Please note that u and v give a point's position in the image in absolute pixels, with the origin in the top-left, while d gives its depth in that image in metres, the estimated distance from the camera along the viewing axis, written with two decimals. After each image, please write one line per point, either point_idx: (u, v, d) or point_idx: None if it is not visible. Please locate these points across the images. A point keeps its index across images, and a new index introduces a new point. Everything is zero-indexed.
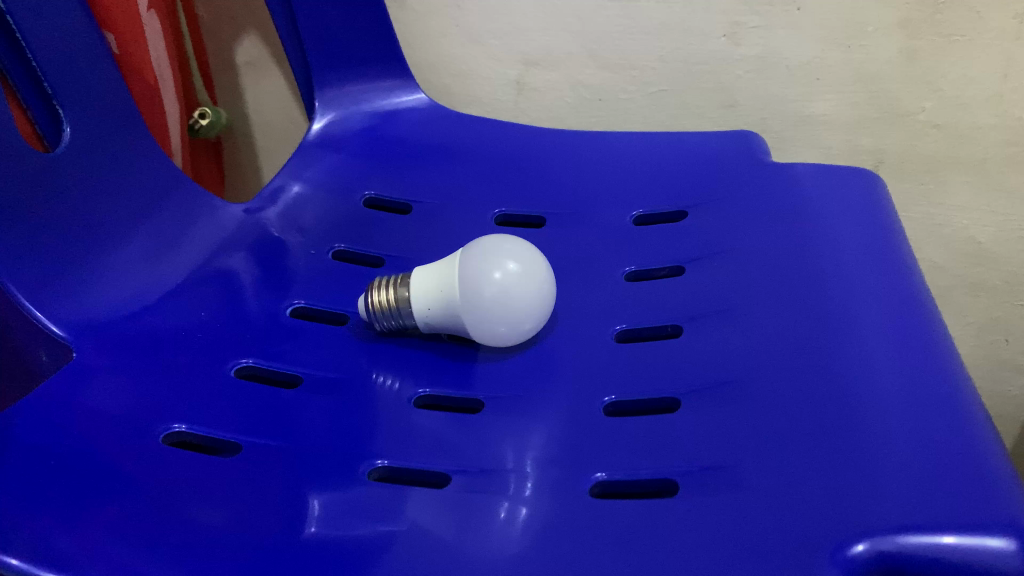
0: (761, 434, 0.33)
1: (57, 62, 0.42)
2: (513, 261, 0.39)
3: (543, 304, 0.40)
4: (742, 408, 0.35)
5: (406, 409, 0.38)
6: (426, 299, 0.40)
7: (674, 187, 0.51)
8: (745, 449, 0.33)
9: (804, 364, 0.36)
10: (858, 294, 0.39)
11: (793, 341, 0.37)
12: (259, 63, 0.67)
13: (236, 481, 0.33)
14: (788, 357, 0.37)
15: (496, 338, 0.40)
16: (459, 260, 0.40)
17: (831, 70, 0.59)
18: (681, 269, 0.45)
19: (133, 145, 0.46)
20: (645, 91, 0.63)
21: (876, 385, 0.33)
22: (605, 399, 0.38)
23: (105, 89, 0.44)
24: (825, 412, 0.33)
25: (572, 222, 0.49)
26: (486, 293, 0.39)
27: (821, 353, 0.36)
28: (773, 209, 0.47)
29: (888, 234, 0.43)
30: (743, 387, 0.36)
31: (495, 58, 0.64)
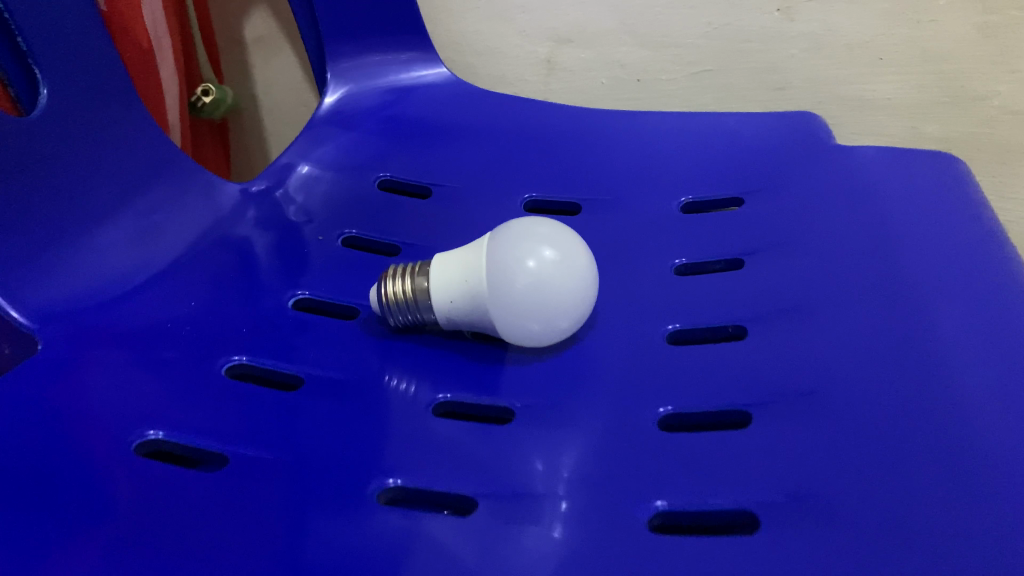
0: (853, 463, 0.28)
1: (32, 12, 0.36)
2: (551, 248, 0.34)
3: (583, 299, 0.34)
4: (825, 431, 0.29)
5: (424, 418, 0.33)
6: (448, 290, 0.35)
7: (726, 172, 0.46)
8: (835, 479, 0.27)
9: (897, 378, 0.30)
10: (956, 302, 0.33)
11: (882, 355, 0.32)
12: (269, 39, 0.63)
13: (223, 503, 0.28)
14: (877, 374, 0.31)
15: (526, 337, 0.35)
16: (486, 246, 0.35)
17: (896, 49, 0.54)
18: (739, 263, 0.40)
19: (121, 114, 0.41)
20: (687, 72, 0.58)
21: (989, 425, 0.28)
22: (660, 411, 0.32)
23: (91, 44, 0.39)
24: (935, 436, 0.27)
25: (612, 210, 0.44)
26: (519, 285, 0.33)
27: (918, 370, 0.30)
28: (842, 199, 0.41)
29: (983, 230, 0.37)
30: (823, 400, 0.30)
31: (523, 34, 0.58)
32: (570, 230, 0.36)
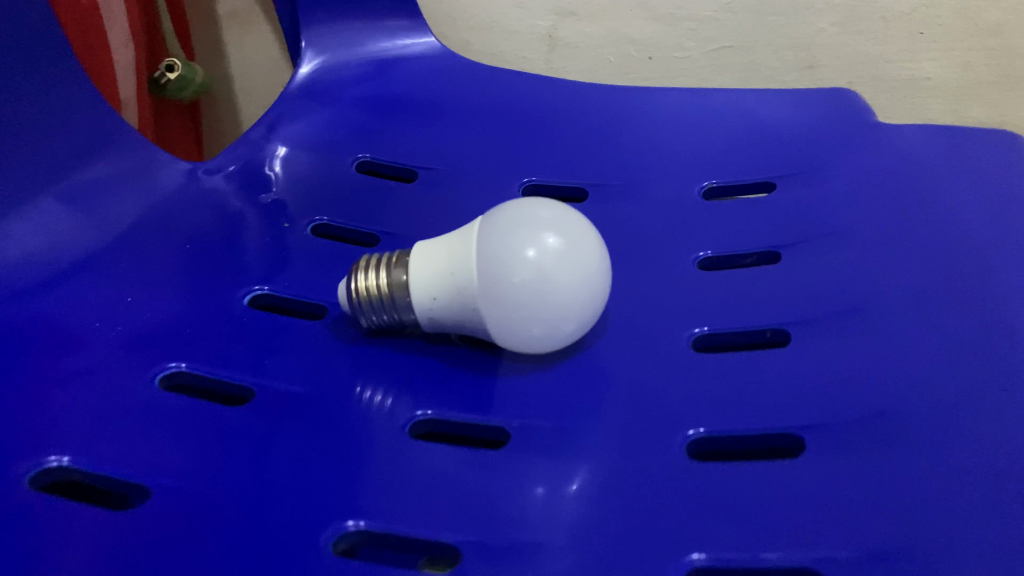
0: (937, 519, 0.22)
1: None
2: (558, 235, 0.28)
3: (593, 297, 0.29)
4: (893, 472, 0.24)
5: (401, 441, 0.27)
6: (431, 287, 0.29)
7: (755, 153, 0.40)
8: (911, 538, 0.22)
9: (983, 409, 0.25)
10: None
11: (958, 379, 0.26)
12: (244, 14, 0.57)
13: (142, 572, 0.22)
14: (955, 404, 0.25)
15: (523, 343, 0.29)
16: (476, 232, 0.29)
17: (939, 22, 0.48)
18: (774, 257, 0.34)
19: (59, 82, 0.34)
20: (705, 48, 0.52)
21: None
22: (689, 434, 0.26)
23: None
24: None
25: (625, 195, 0.38)
26: (517, 281, 0.28)
27: (1009, 398, 0.25)
28: (893, 184, 0.35)
29: None
30: (900, 425, 0.25)
31: (524, 6, 0.52)
32: (579, 215, 0.30)
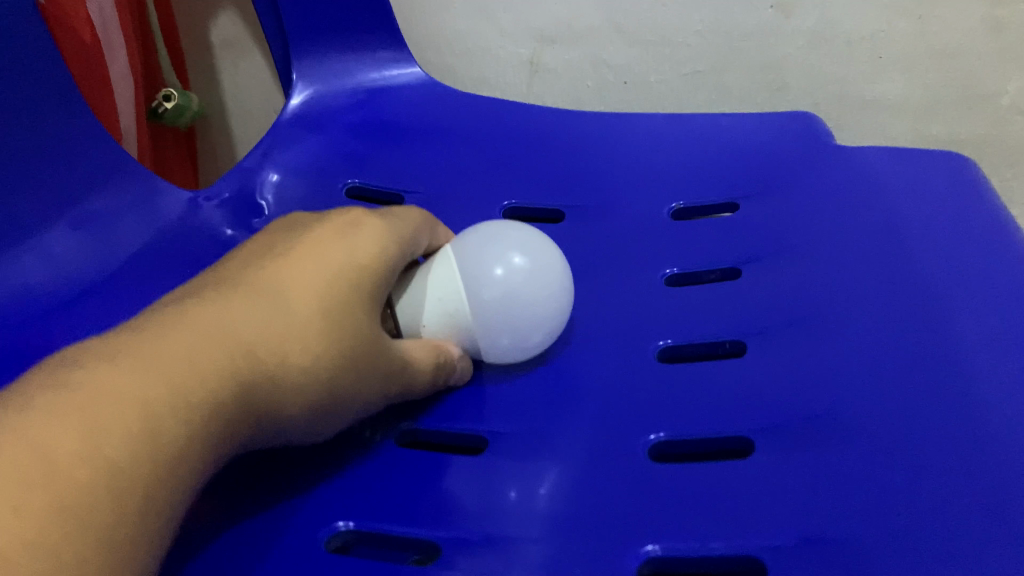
0: (868, 513, 0.25)
1: None
2: (524, 252, 0.31)
3: (560, 309, 0.31)
4: (829, 466, 0.26)
5: (387, 448, 0.29)
6: (412, 313, 0.31)
7: (721, 174, 0.42)
8: (843, 530, 0.25)
9: (919, 414, 0.27)
10: (981, 326, 0.29)
11: (896, 385, 0.28)
12: (237, 43, 0.59)
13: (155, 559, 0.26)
14: (891, 408, 0.28)
15: (495, 355, 0.31)
16: (449, 255, 0.31)
17: (898, 46, 0.50)
18: (736, 273, 0.37)
19: (63, 120, 0.37)
20: (678, 72, 0.55)
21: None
22: (651, 439, 0.29)
23: (17, 28, 0.34)
24: (967, 481, 0.25)
25: (598, 216, 0.41)
26: (488, 296, 0.30)
27: (943, 405, 0.27)
28: (846, 204, 0.38)
29: (1006, 237, 0.33)
30: (839, 432, 0.27)
31: (506, 34, 0.55)
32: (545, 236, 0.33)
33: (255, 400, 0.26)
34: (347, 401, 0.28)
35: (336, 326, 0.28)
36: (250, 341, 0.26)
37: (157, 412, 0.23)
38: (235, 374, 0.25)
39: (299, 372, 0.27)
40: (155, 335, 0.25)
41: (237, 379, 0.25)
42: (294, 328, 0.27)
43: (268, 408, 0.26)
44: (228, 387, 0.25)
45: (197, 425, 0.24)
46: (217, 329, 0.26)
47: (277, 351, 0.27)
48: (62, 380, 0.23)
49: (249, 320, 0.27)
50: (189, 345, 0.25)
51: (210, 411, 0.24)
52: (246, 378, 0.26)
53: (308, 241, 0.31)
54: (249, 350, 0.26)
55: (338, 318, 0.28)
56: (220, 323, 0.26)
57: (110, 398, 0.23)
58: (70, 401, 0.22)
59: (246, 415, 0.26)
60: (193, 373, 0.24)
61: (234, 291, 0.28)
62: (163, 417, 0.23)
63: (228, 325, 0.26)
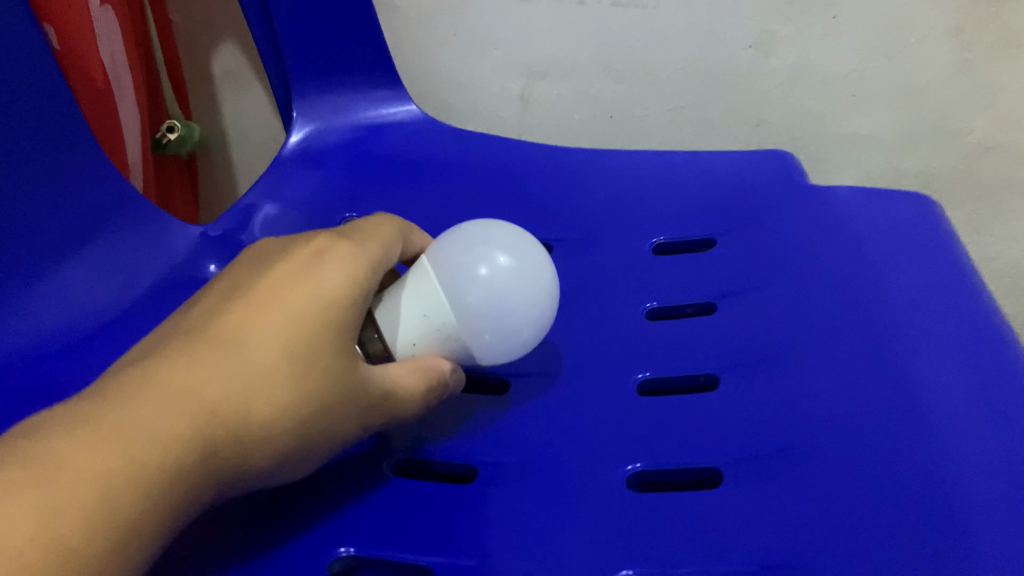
0: (825, 543, 0.27)
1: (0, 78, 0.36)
2: (501, 249, 0.32)
3: (545, 305, 0.32)
4: (789, 493, 0.29)
5: (384, 475, 0.32)
6: (411, 331, 0.33)
7: (700, 210, 0.45)
8: (801, 556, 0.27)
9: (878, 449, 0.29)
10: (941, 367, 0.32)
11: (857, 421, 0.31)
12: (238, 74, 0.61)
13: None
14: (853, 442, 0.30)
15: (488, 352, 0.33)
16: (431, 267, 0.32)
17: (871, 85, 0.53)
18: (711, 307, 0.39)
19: (76, 161, 0.39)
20: (662, 108, 0.57)
21: (984, 517, 0.27)
22: (629, 468, 0.31)
23: (37, 76, 0.37)
24: (927, 515, 0.27)
25: (584, 250, 0.43)
26: (475, 297, 0.31)
27: (901, 441, 0.29)
28: (818, 242, 0.40)
29: (965, 284, 0.36)
30: (801, 463, 0.30)
31: (498, 70, 0.57)
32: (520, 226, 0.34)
33: (220, 458, 0.27)
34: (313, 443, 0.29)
35: (298, 376, 0.29)
36: (213, 401, 0.27)
37: (118, 486, 0.24)
38: (200, 437, 0.27)
39: (264, 423, 0.28)
40: (116, 403, 0.26)
41: (200, 441, 0.26)
42: (257, 381, 0.28)
43: (235, 462, 0.28)
44: (190, 451, 0.26)
45: (160, 491, 0.25)
46: (179, 392, 0.27)
47: (241, 408, 0.28)
48: (21, 460, 0.24)
49: (213, 378, 0.28)
50: (151, 412, 0.26)
51: (174, 477, 0.26)
52: (209, 439, 0.27)
53: (273, 278, 0.31)
54: (212, 411, 0.27)
55: (302, 366, 0.29)
56: (184, 380, 0.27)
57: (71, 476, 0.24)
58: (30, 482, 0.23)
59: (212, 473, 0.27)
60: (155, 443, 0.25)
61: (196, 346, 0.29)
62: (124, 490, 0.24)
63: (190, 386, 0.27)
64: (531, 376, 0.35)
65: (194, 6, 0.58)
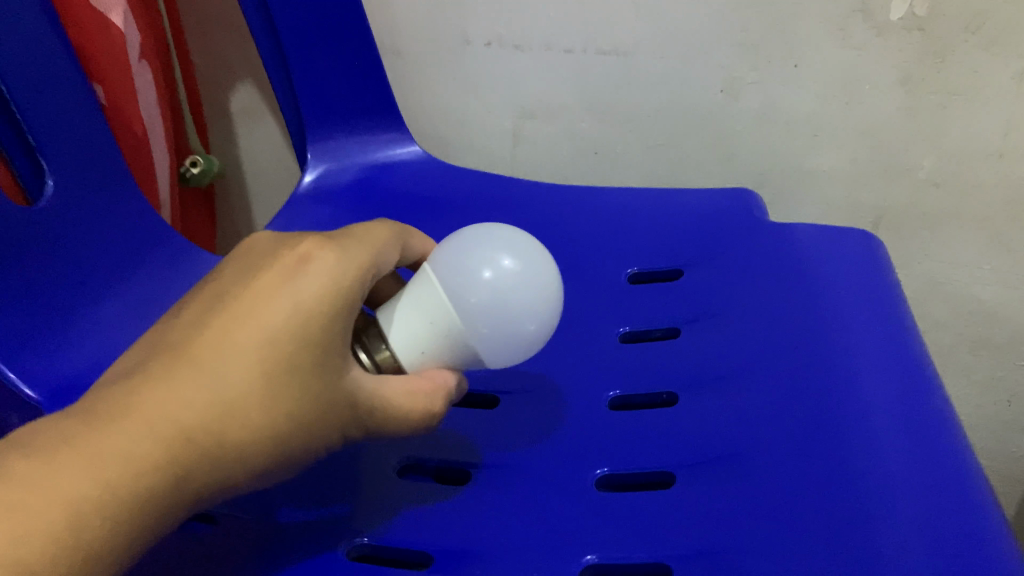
0: (760, 528, 0.32)
1: (52, 128, 0.42)
2: (502, 252, 0.33)
3: (546, 308, 0.33)
4: (732, 489, 0.34)
5: (389, 478, 0.37)
6: (418, 338, 0.33)
7: (671, 245, 0.50)
8: (738, 539, 0.32)
9: (809, 451, 0.35)
10: (869, 383, 0.37)
11: (794, 427, 0.36)
12: (254, 110, 0.67)
13: (198, 524, 0.35)
14: (789, 445, 0.35)
15: (491, 355, 0.33)
16: (434, 274, 0.33)
17: (830, 125, 0.58)
18: (676, 332, 0.44)
19: (110, 200, 0.45)
20: (641, 146, 0.63)
21: (896, 505, 0.32)
22: (598, 471, 0.36)
23: (76, 130, 0.43)
24: (847, 506, 0.32)
25: (566, 280, 0.48)
26: (478, 300, 0.32)
27: (830, 445, 0.35)
28: (771, 273, 0.46)
29: (895, 313, 0.41)
30: (736, 467, 0.35)
31: (492, 110, 0.64)
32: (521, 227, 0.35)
33: (196, 480, 0.29)
34: (294, 456, 0.31)
35: (276, 398, 0.30)
36: (189, 427, 0.29)
37: (86, 512, 0.26)
38: (173, 462, 0.28)
39: (242, 445, 0.30)
40: (96, 430, 0.28)
41: (175, 468, 0.28)
42: (234, 405, 0.30)
43: (213, 481, 0.30)
44: (164, 478, 0.28)
45: (132, 516, 0.27)
46: (156, 419, 0.29)
47: (217, 432, 0.29)
48: (2, 486, 0.26)
49: (190, 403, 0.29)
50: (127, 438, 0.28)
51: (146, 502, 0.28)
52: (184, 465, 0.29)
53: (256, 287, 0.32)
54: (188, 437, 0.29)
55: (276, 388, 0.30)
56: (162, 404, 0.29)
57: (50, 500, 0.26)
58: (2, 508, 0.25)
59: (188, 492, 0.29)
60: (126, 470, 0.27)
61: (176, 367, 0.30)
62: (93, 519, 0.26)
63: (167, 409, 0.29)
64: (517, 393, 0.41)
65: (214, 51, 0.64)
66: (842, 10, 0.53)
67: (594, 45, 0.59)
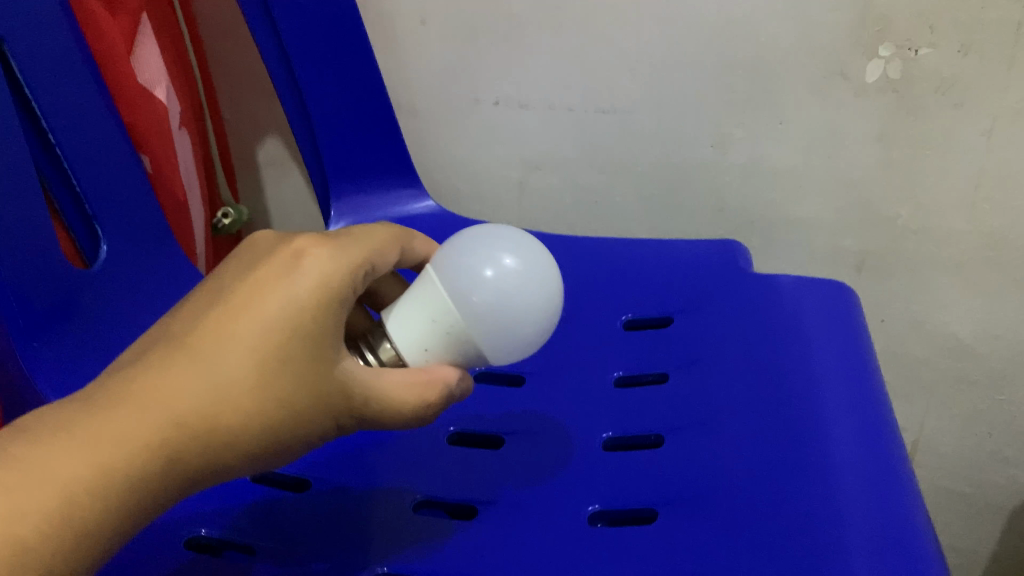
0: (728, 559, 0.36)
1: (107, 197, 0.47)
2: (500, 253, 0.36)
3: (543, 307, 0.36)
4: (706, 523, 0.38)
5: (405, 513, 0.41)
6: (421, 337, 0.36)
7: (662, 293, 0.55)
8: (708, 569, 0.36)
9: (775, 486, 0.39)
10: (833, 426, 0.42)
11: (764, 464, 0.41)
12: (280, 162, 0.72)
13: (205, 531, 0.41)
14: (759, 480, 0.40)
15: (491, 351, 0.36)
16: (437, 276, 0.36)
17: (814, 177, 0.63)
18: (664, 376, 0.49)
19: (152, 256, 0.50)
20: (639, 195, 0.68)
21: (846, 535, 0.36)
22: (590, 508, 0.41)
23: (127, 197, 0.49)
24: (803, 535, 0.36)
25: (567, 327, 0.53)
26: (480, 298, 0.35)
27: (793, 481, 0.39)
28: (752, 321, 0.50)
29: (862, 363, 0.46)
30: (711, 500, 0.39)
31: (499, 161, 0.70)
32: (515, 231, 0.38)
33: (183, 461, 0.31)
34: (283, 441, 0.33)
35: (264, 387, 0.32)
36: (181, 414, 0.31)
37: (77, 494, 0.29)
38: (163, 447, 0.31)
39: (230, 430, 0.32)
40: (96, 414, 0.30)
41: (163, 450, 0.31)
42: (223, 394, 0.32)
43: (201, 463, 0.32)
44: (152, 459, 0.30)
45: (118, 493, 0.30)
46: (150, 403, 0.31)
47: (206, 418, 0.31)
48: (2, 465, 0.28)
49: (183, 391, 0.31)
50: (123, 424, 0.30)
51: (134, 480, 0.30)
52: (173, 447, 0.31)
53: (253, 282, 0.34)
54: (178, 421, 0.31)
55: (266, 379, 0.32)
56: (158, 390, 0.31)
57: (45, 481, 0.28)
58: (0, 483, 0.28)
59: (176, 473, 0.31)
60: (118, 455, 0.30)
61: (172, 354, 0.32)
62: (83, 496, 0.29)
63: (161, 397, 0.31)
64: (519, 432, 0.46)
65: (243, 108, 0.69)
66: (822, 72, 0.57)
67: (594, 104, 0.64)
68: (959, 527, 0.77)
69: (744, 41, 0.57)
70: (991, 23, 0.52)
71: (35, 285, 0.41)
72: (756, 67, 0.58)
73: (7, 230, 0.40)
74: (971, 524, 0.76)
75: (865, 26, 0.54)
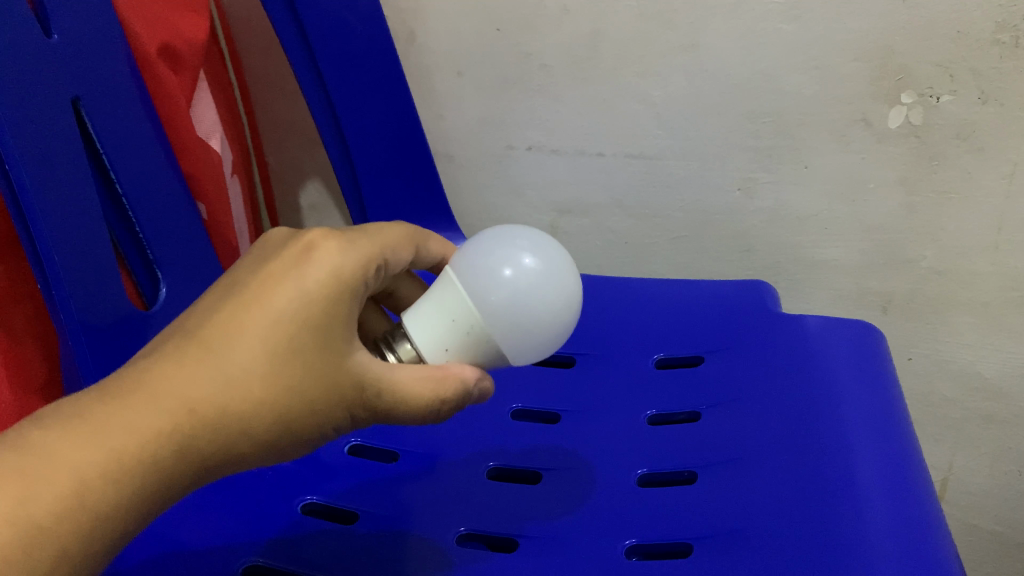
0: None
1: (165, 245, 0.50)
2: (517, 254, 0.38)
3: (559, 306, 0.38)
4: (737, 557, 0.39)
5: (447, 547, 0.43)
6: (441, 337, 0.38)
7: (691, 333, 0.57)
8: None
9: (804, 519, 0.41)
10: (859, 461, 0.43)
11: (792, 497, 0.42)
12: (320, 206, 0.74)
13: (259, 559, 0.42)
14: (788, 512, 0.41)
15: (510, 347, 0.38)
16: (455, 278, 0.38)
17: (838, 221, 0.64)
18: (697, 414, 0.51)
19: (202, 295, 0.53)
20: (668, 238, 0.70)
21: (875, 565, 0.38)
22: (626, 543, 0.42)
23: (183, 242, 0.52)
24: (832, 565, 0.38)
25: (599, 366, 0.55)
26: (498, 297, 0.37)
27: (821, 514, 0.41)
28: (780, 359, 0.52)
29: (888, 400, 0.48)
30: (746, 537, 0.40)
31: (531, 205, 0.72)
32: (530, 232, 0.40)
33: (196, 448, 0.33)
34: (298, 427, 0.35)
35: (276, 374, 0.34)
36: (194, 401, 0.32)
37: (93, 478, 0.30)
38: (176, 433, 0.32)
39: (243, 416, 0.33)
40: (108, 406, 0.31)
41: (177, 437, 0.32)
42: (237, 379, 0.33)
43: (216, 449, 0.33)
44: (165, 447, 0.32)
45: (133, 480, 0.31)
46: (164, 393, 0.32)
47: (220, 405, 0.33)
48: (27, 453, 0.29)
49: (195, 380, 0.33)
50: (135, 412, 0.31)
51: (147, 466, 0.31)
52: (186, 434, 0.32)
53: (266, 273, 0.36)
54: (191, 409, 0.32)
55: (277, 366, 0.34)
56: (168, 381, 0.32)
57: (64, 467, 0.29)
58: (21, 471, 0.29)
59: (189, 460, 0.33)
60: (132, 441, 0.31)
61: (187, 347, 0.33)
62: (98, 482, 0.30)
63: (174, 388, 0.32)
64: (557, 469, 0.48)
65: (288, 155, 0.73)
66: (845, 119, 0.59)
67: (622, 150, 0.66)
68: (991, 568, 0.77)
69: (770, 91, 0.60)
70: (1010, 72, 0.54)
71: (103, 330, 0.44)
72: (781, 116, 0.61)
73: (83, 278, 0.42)
74: (1002, 566, 0.77)
75: (887, 76, 0.56)
